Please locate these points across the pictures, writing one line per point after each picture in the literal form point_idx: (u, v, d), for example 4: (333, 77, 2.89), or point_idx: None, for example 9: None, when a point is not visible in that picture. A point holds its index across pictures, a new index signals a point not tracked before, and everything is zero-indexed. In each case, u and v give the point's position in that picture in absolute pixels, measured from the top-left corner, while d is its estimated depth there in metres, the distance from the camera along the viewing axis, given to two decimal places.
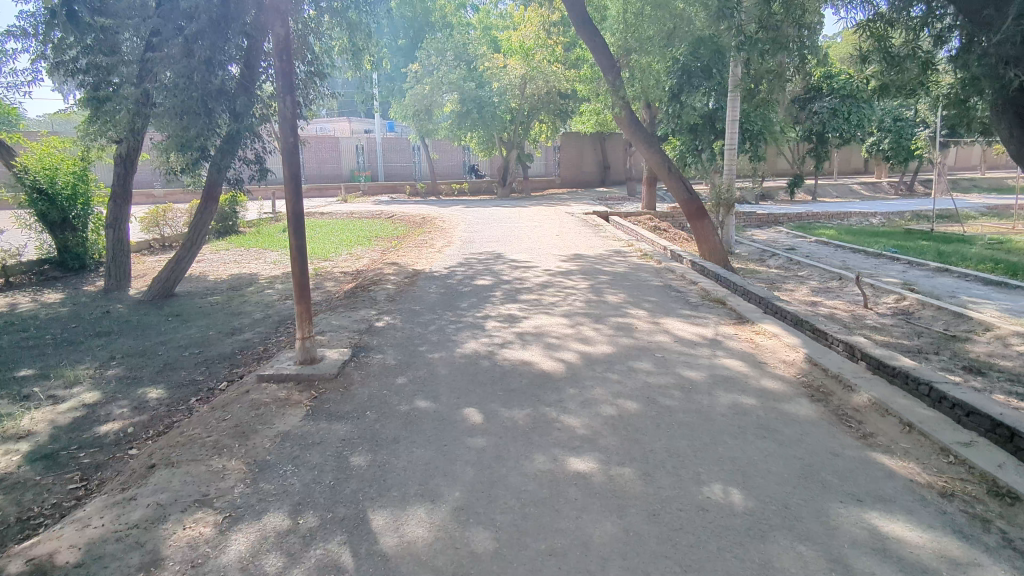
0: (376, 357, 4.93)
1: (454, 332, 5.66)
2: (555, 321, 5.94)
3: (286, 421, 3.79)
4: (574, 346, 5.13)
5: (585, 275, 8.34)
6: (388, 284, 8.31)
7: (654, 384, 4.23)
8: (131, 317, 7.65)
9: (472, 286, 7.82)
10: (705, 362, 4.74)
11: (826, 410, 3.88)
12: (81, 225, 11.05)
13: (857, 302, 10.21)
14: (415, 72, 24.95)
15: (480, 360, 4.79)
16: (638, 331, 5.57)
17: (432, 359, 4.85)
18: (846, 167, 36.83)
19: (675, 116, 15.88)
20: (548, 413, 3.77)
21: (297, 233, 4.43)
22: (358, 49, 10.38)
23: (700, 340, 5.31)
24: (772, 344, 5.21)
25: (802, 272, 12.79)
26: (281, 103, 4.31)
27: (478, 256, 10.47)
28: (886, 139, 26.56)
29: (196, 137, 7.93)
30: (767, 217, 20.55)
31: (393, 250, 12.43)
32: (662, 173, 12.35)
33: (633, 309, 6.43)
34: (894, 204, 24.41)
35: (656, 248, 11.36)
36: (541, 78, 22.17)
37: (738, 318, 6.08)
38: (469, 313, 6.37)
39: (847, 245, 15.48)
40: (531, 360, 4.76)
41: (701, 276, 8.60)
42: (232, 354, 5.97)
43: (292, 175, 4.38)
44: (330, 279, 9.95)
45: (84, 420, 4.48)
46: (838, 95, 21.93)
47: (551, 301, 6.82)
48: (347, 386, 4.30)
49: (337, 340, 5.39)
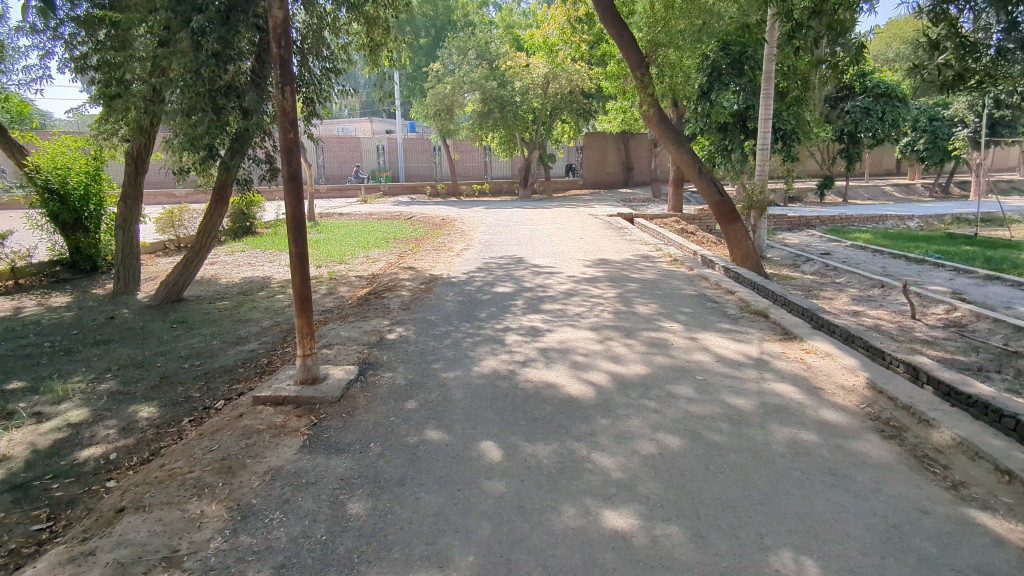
0: (383, 376, 4.47)
1: (471, 347, 5.18)
2: (581, 335, 5.43)
3: (279, 453, 3.35)
4: (604, 365, 4.61)
5: (612, 283, 7.83)
6: (402, 290, 7.88)
7: (699, 415, 3.70)
8: (136, 324, 7.33)
9: (492, 294, 7.36)
10: (752, 387, 4.19)
11: (903, 450, 3.32)
12: (94, 226, 10.80)
13: (903, 312, 9.53)
14: (436, 71, 24.72)
15: (499, 381, 4.31)
16: (674, 348, 5.04)
17: (446, 379, 4.38)
18: (878, 168, 35.74)
19: (705, 114, 15.17)
20: (578, 449, 3.27)
21: (296, 239, 3.99)
22: (375, 44, 9.99)
23: (744, 360, 4.76)
24: (826, 365, 4.65)
25: (839, 279, 12.09)
26: (281, 96, 3.90)
27: (498, 260, 10.01)
28: (921, 139, 25.54)
29: (204, 134, 7.55)
30: (798, 220, 19.79)
31: (410, 253, 12.04)
32: (690, 173, 11.75)
33: (667, 322, 5.89)
34: (930, 207, 23.41)
35: (686, 253, 10.79)
36: (564, 76, 21.18)
37: (784, 334, 5.51)
38: (488, 325, 5.89)
39: (886, 250, 14.70)
40: (556, 382, 4.27)
41: (736, 284, 8.01)
42: (234, 368, 5.58)
43: (292, 174, 3.94)
44: (345, 283, 9.57)
45: (65, 443, 4.09)
46: (872, 94, 21.06)
47: (577, 312, 6.31)
48: (350, 411, 3.84)
49: (343, 356, 4.95)
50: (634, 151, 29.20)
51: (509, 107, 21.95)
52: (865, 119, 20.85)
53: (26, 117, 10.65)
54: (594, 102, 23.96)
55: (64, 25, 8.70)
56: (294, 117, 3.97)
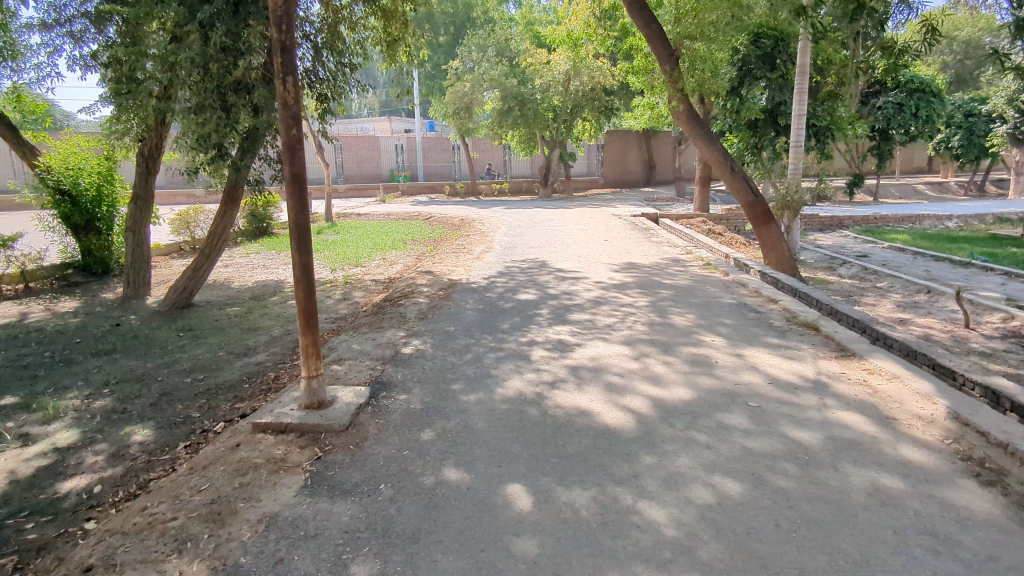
0: (397, 398, 4.02)
1: (494, 364, 4.73)
2: (614, 351, 4.95)
3: (275, 496, 2.92)
4: (642, 388, 4.12)
5: (643, 290, 7.34)
6: (420, 296, 7.47)
7: (759, 452, 3.19)
8: (140, 332, 7.00)
9: (514, 302, 6.92)
10: (815, 417, 3.66)
11: (1009, 502, 2.78)
12: (106, 228, 10.57)
13: (954, 321, 8.88)
14: (455, 69, 24.30)
15: (525, 406, 3.84)
16: (720, 367, 4.53)
17: (467, 402, 3.93)
18: (908, 166, 34.64)
19: (734, 110, 14.47)
20: (622, 497, 2.79)
21: (300, 248, 3.56)
22: (392, 38, 9.53)
23: (801, 383, 4.23)
24: (895, 390, 4.09)
25: (881, 284, 11.45)
26: (283, 88, 3.46)
27: (520, 264, 9.55)
28: (956, 135, 24.47)
29: (213, 133, 7.18)
30: (830, 220, 19.07)
31: (429, 255, 11.64)
32: (721, 172, 11.17)
33: (707, 335, 5.38)
34: (968, 206, 22.45)
35: (717, 256, 10.23)
36: (586, 72, 20.63)
37: (841, 351, 4.95)
38: (512, 338, 5.44)
39: (928, 252, 13.98)
40: (590, 408, 3.79)
41: (777, 291, 7.47)
42: (240, 384, 5.18)
43: (295, 177, 3.50)
44: (360, 288, 9.18)
45: (47, 473, 3.72)
46: (905, 89, 20.14)
47: (608, 323, 5.83)
48: (359, 443, 3.40)
49: (355, 374, 4.52)
50: (656, 149, 28.54)
51: (530, 104, 21.60)
52: (898, 115, 19.98)
53: (37, 116, 10.43)
54: (616, 99, 23.38)
55: (71, 20, 8.48)
56: (297, 111, 3.53)
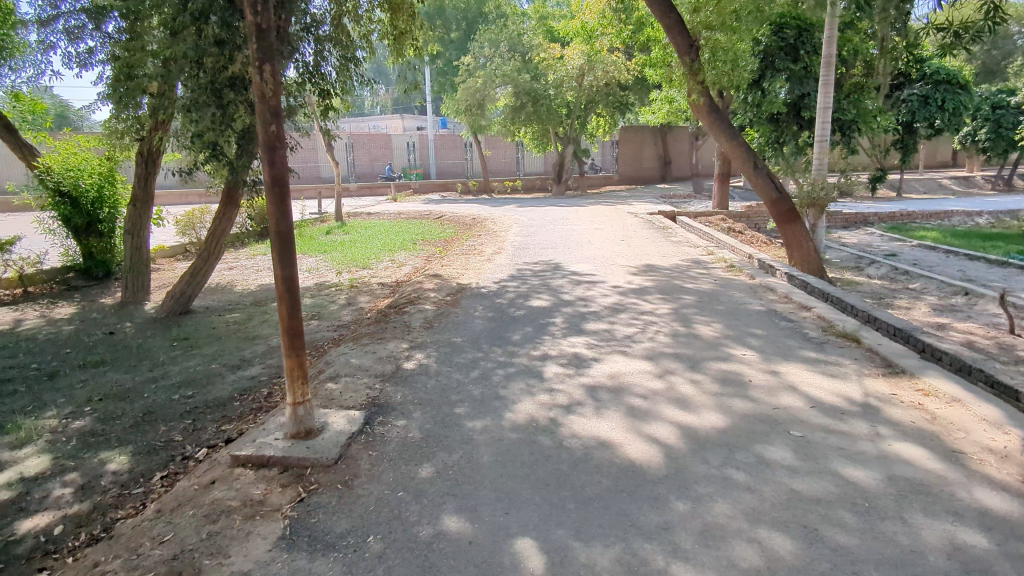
0: (394, 425, 3.60)
1: (503, 382, 4.30)
2: (636, 367, 4.51)
3: (247, 551, 2.52)
4: (668, 413, 3.67)
5: (663, 295, 6.90)
6: (427, 302, 7.08)
7: (809, 497, 2.74)
8: (133, 342, 6.67)
9: (527, 309, 6.50)
10: (869, 450, 3.20)
11: None
12: (107, 229, 10.30)
13: (998, 327, 8.35)
14: (467, 65, 23.86)
15: (537, 435, 3.41)
16: (754, 388, 4.07)
17: (472, 429, 3.51)
18: (932, 160, 33.76)
19: (755, 104, 13.86)
20: (651, 558, 2.36)
21: (282, 260, 3.15)
22: (399, 31, 9.12)
23: (847, 407, 3.76)
24: (956, 416, 3.62)
25: (913, 285, 10.89)
26: (259, 79, 3.04)
27: (532, 266, 9.14)
28: (983, 128, 23.69)
29: (207, 131, 6.80)
30: (854, 217, 18.48)
31: (438, 256, 11.29)
32: (744, 168, 10.65)
33: (737, 348, 4.92)
34: (998, 202, 21.69)
35: (741, 256, 9.73)
36: (601, 67, 19.96)
37: (888, 368, 4.46)
38: (523, 351, 5.02)
39: (960, 251, 13.38)
40: (611, 438, 3.35)
41: (808, 296, 7.00)
42: (231, 401, 4.81)
43: (275, 179, 3.08)
44: (366, 293, 8.81)
45: (6, 509, 3.36)
46: (931, 81, 19.42)
47: (628, 334, 5.38)
48: (347, 481, 2.99)
49: (350, 396, 4.11)
50: (672, 145, 27.95)
51: (543, 100, 21.25)
52: (922, 108, 19.29)
53: (36, 117, 10.16)
54: (631, 94, 22.85)
55: (65, 16, 8.16)
56: (277, 104, 3.12)
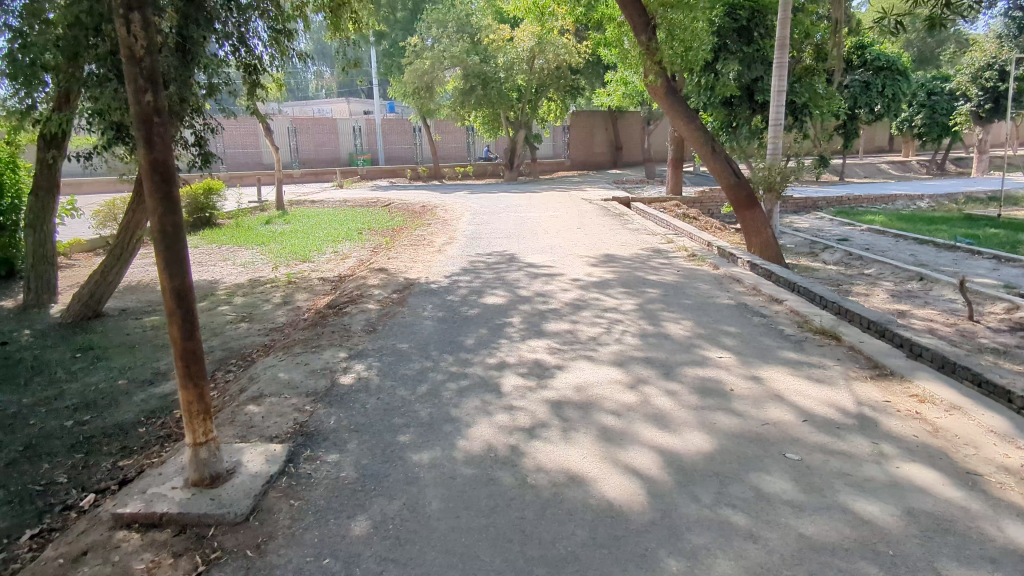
0: (324, 461, 2.99)
1: (455, 399, 3.72)
2: (604, 376, 4.02)
3: None
4: (645, 435, 3.18)
5: (627, 288, 6.47)
6: (371, 300, 6.44)
7: (825, 545, 2.29)
8: (28, 353, 5.77)
9: (481, 307, 5.95)
10: (877, 475, 2.80)
11: None
12: (9, 223, 9.15)
13: (957, 313, 8.33)
14: (413, 46, 22.82)
15: (496, 470, 2.87)
16: (737, 399, 3.64)
17: (418, 465, 2.93)
18: (871, 145, 34.62)
19: (709, 87, 13.49)
20: None
21: (171, 268, 2.48)
22: (336, 3, 8.22)
23: (841, 420, 3.36)
24: (959, 427, 3.27)
25: (868, 270, 10.85)
26: (126, 32, 2.34)
27: (485, 258, 8.57)
28: (918, 115, 23.99)
29: (113, 109, 5.89)
30: (804, 202, 18.62)
31: (385, 247, 10.63)
32: (702, 153, 10.31)
33: (712, 350, 4.49)
34: (937, 186, 22.30)
35: (700, 245, 9.40)
36: (551, 50, 19.59)
37: (875, 369, 4.11)
38: (478, 358, 4.46)
39: (908, 234, 13.54)
40: (582, 470, 2.84)
41: (774, 286, 6.71)
42: (136, 428, 4.06)
43: (156, 165, 2.42)
44: (305, 289, 8.05)
45: None
46: (872, 66, 19.32)
47: (593, 335, 4.89)
48: (261, 546, 2.38)
49: (274, 422, 3.46)
50: (623, 130, 27.67)
51: (493, 83, 20.62)
52: (864, 94, 19.47)
53: None
54: (583, 78, 22.39)
55: None
56: (153, 69, 2.42)
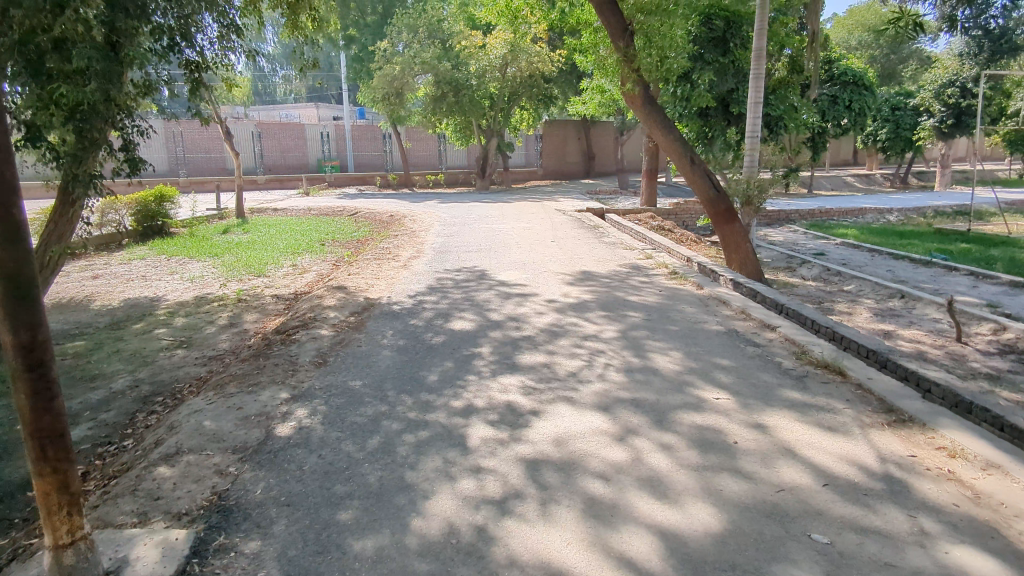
0: (241, 554, 2.37)
1: (412, 458, 3.11)
2: (586, 424, 3.46)
3: None
4: (641, 508, 2.63)
5: (607, 311, 5.95)
6: (324, 324, 5.79)
7: None
8: None
9: (447, 333, 5.36)
10: (924, 565, 2.30)
11: None
12: None
13: (943, 334, 8.03)
14: (382, 50, 22.06)
15: (457, 564, 2.28)
16: (743, 455, 3.11)
17: (360, 558, 2.32)
18: (836, 158, 35.05)
19: (685, 97, 13.20)
20: None
21: (13, 317, 1.94)
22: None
23: (867, 483, 2.86)
24: (1002, 492, 2.80)
25: (848, 287, 10.56)
26: None
27: (454, 275, 7.97)
28: (883, 129, 24.11)
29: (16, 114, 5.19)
30: (777, 215, 18.46)
31: (348, 261, 9.96)
32: (680, 164, 9.84)
33: (707, 390, 3.97)
34: (904, 199, 22.45)
35: (679, 260, 8.95)
36: (524, 57, 19.32)
37: (889, 413, 3.64)
38: (441, 400, 3.85)
39: (883, 249, 13.37)
40: (566, 565, 2.27)
41: (763, 309, 6.26)
42: (24, 491, 3.36)
43: None
44: (255, 309, 7.34)
45: None
46: (839, 81, 19.53)
47: (573, 370, 4.34)
48: None
49: (185, 493, 2.80)
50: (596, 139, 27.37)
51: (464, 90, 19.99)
52: (832, 107, 19.40)
53: None
54: (555, 87, 21.95)
55: None
56: None
